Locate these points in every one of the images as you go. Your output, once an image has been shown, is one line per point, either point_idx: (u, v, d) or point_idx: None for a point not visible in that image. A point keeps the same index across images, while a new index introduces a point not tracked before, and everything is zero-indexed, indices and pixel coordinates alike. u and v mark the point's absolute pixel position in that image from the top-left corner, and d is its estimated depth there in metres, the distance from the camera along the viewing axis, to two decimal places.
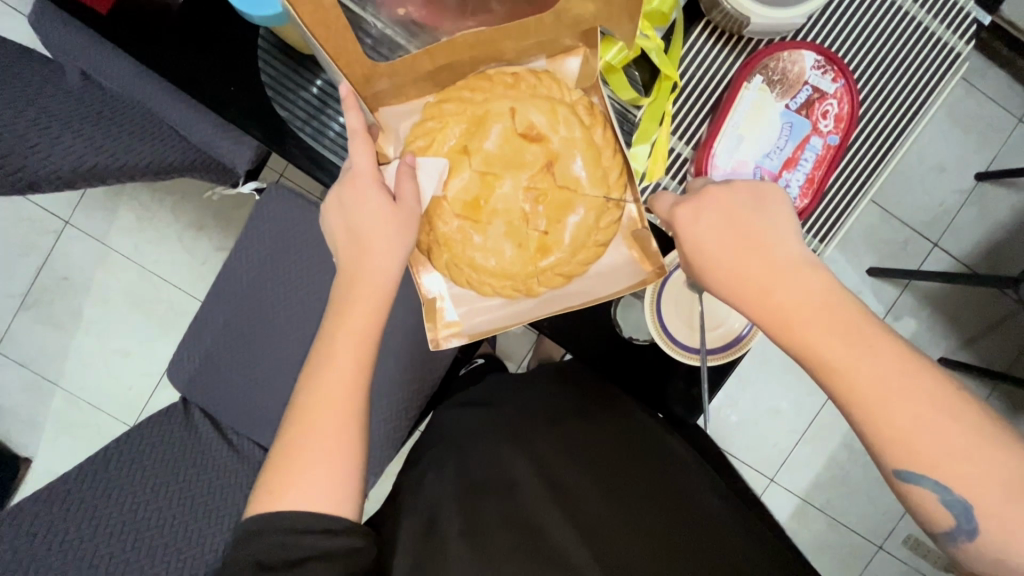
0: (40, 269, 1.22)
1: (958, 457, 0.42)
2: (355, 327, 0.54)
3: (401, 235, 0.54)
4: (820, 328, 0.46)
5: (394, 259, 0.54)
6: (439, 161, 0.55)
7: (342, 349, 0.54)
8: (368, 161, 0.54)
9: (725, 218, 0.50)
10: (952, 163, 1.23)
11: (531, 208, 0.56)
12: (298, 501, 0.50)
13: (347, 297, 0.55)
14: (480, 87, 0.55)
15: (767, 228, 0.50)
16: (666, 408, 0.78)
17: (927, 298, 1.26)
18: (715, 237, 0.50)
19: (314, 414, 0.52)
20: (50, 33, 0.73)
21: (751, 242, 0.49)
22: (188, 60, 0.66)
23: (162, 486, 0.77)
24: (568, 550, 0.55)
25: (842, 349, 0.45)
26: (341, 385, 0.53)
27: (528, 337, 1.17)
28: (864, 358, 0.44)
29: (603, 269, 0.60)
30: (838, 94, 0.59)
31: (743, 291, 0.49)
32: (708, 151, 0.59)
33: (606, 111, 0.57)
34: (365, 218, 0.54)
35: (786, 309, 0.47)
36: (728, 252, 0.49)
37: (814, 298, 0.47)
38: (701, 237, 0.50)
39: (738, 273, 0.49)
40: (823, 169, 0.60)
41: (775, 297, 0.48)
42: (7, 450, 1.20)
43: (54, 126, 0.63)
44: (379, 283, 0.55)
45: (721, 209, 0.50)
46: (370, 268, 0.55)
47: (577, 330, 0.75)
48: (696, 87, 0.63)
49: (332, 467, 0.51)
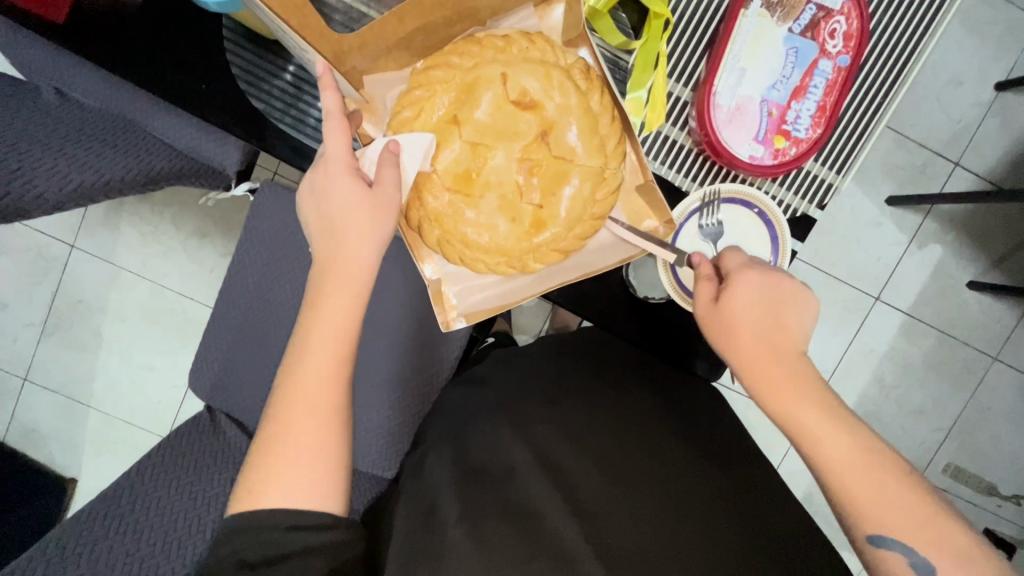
0: (55, 294, 1.23)
1: (915, 529, 0.48)
2: (331, 324, 0.53)
3: (377, 221, 0.52)
4: (809, 409, 0.53)
5: (372, 248, 0.53)
6: (425, 136, 0.52)
7: (318, 344, 0.53)
8: (342, 148, 0.51)
9: (765, 298, 0.55)
10: (969, 75, 1.16)
11: (525, 180, 0.53)
12: (285, 497, 0.49)
13: (321, 290, 0.53)
14: (469, 52, 0.53)
15: (796, 324, 0.56)
16: (689, 366, 0.75)
17: (951, 222, 1.20)
18: (746, 309, 0.55)
19: (298, 410, 0.51)
20: (20, 54, 0.71)
21: (771, 330, 0.55)
22: (157, 60, 0.63)
23: (198, 492, 0.78)
24: (563, 535, 0.56)
25: (817, 422, 0.52)
26: (320, 378, 0.52)
27: (542, 308, 1.15)
28: (838, 443, 0.51)
29: (596, 244, 0.58)
30: (846, 10, 0.55)
31: (764, 360, 0.55)
32: (709, 90, 0.55)
33: (603, 75, 0.53)
34: (340, 207, 0.52)
35: (790, 388, 0.54)
36: (759, 326, 0.55)
37: (815, 390, 0.54)
38: (742, 304, 0.55)
39: (759, 345, 0.55)
40: (835, 94, 0.56)
41: (780, 377, 0.54)
42: (52, 472, 1.23)
43: (34, 149, 0.62)
44: (355, 276, 0.53)
45: (766, 291, 0.55)
46: (347, 259, 0.53)
47: (591, 300, 0.72)
48: (690, 22, 0.59)
49: (317, 457, 0.51)
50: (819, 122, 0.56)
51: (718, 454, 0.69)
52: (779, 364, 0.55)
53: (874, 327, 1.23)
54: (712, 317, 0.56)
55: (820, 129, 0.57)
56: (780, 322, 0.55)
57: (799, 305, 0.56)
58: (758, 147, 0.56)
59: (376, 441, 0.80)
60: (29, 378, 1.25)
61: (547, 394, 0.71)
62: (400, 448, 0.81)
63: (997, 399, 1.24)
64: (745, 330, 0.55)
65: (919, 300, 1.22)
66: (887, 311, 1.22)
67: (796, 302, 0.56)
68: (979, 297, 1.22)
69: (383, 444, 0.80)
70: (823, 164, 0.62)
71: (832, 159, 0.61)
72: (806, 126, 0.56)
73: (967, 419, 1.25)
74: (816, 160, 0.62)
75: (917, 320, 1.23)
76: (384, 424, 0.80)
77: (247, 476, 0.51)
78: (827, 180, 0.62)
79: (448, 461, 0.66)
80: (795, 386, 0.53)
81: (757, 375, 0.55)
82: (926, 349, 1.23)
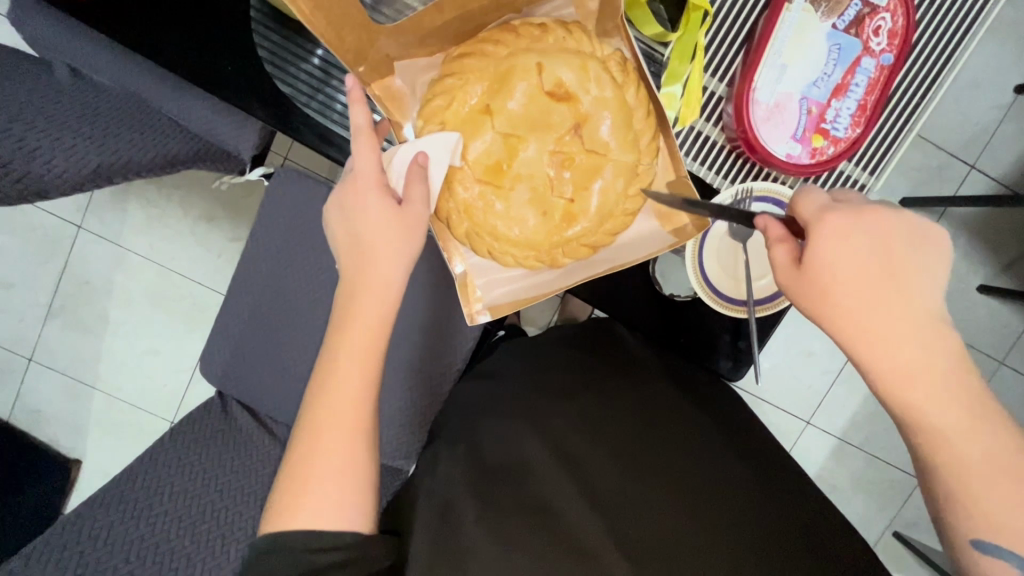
0: (61, 276, 1.22)
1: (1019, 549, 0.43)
2: (357, 343, 0.52)
3: (405, 238, 0.51)
4: (939, 386, 0.44)
5: (400, 263, 0.52)
6: (450, 135, 0.51)
7: (344, 368, 0.51)
8: (372, 164, 0.50)
9: (874, 247, 0.45)
10: (988, 77, 1.15)
11: (557, 173, 0.53)
12: (312, 515, 0.48)
13: (348, 310, 0.52)
14: (504, 40, 0.52)
15: (909, 270, 0.46)
16: (710, 366, 0.77)
17: (964, 225, 1.20)
18: (853, 267, 0.45)
19: (326, 434, 0.50)
20: (29, 28, 0.68)
21: (887, 288, 0.45)
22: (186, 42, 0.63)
23: (211, 479, 0.78)
24: (583, 530, 0.56)
25: (942, 408, 0.44)
26: (347, 401, 0.51)
27: (551, 301, 1.14)
28: (948, 408, 0.44)
29: (629, 239, 0.57)
30: (892, 7, 0.53)
31: (873, 334, 0.45)
32: (748, 85, 0.54)
33: (640, 67, 0.52)
34: (369, 224, 0.51)
35: (909, 364, 0.45)
36: (862, 287, 0.45)
37: (936, 358, 0.45)
38: (840, 264, 0.45)
39: (866, 313, 0.45)
40: (876, 93, 0.55)
41: (898, 352, 0.45)
42: (57, 454, 1.23)
43: (52, 128, 0.59)
44: (382, 295, 0.52)
45: (866, 239, 0.45)
46: (373, 278, 0.52)
47: (614, 296, 0.74)
48: (729, 14, 0.57)
49: (346, 473, 0.50)
50: (859, 121, 0.55)
51: (741, 449, 0.68)
52: (907, 336, 0.45)
53: None
54: (806, 285, 0.46)
55: (859, 129, 0.56)
56: (890, 271, 0.45)
57: (909, 246, 0.46)
58: (796, 145, 0.56)
59: (392, 430, 0.80)
60: (34, 360, 1.24)
61: (562, 388, 0.71)
62: (412, 439, 0.80)
63: (1001, 403, 1.24)
64: (856, 300, 0.45)
65: None
66: None
67: (914, 247, 0.46)
68: (989, 300, 1.21)
69: (397, 435, 0.80)
70: (858, 165, 0.61)
71: (867, 160, 0.61)
72: (846, 125, 0.55)
73: None
74: (850, 160, 0.61)
75: None
76: (398, 412, 0.80)
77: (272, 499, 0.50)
78: (860, 181, 0.61)
79: (464, 456, 0.65)
80: (915, 359, 0.44)
81: (872, 356, 0.45)
82: None
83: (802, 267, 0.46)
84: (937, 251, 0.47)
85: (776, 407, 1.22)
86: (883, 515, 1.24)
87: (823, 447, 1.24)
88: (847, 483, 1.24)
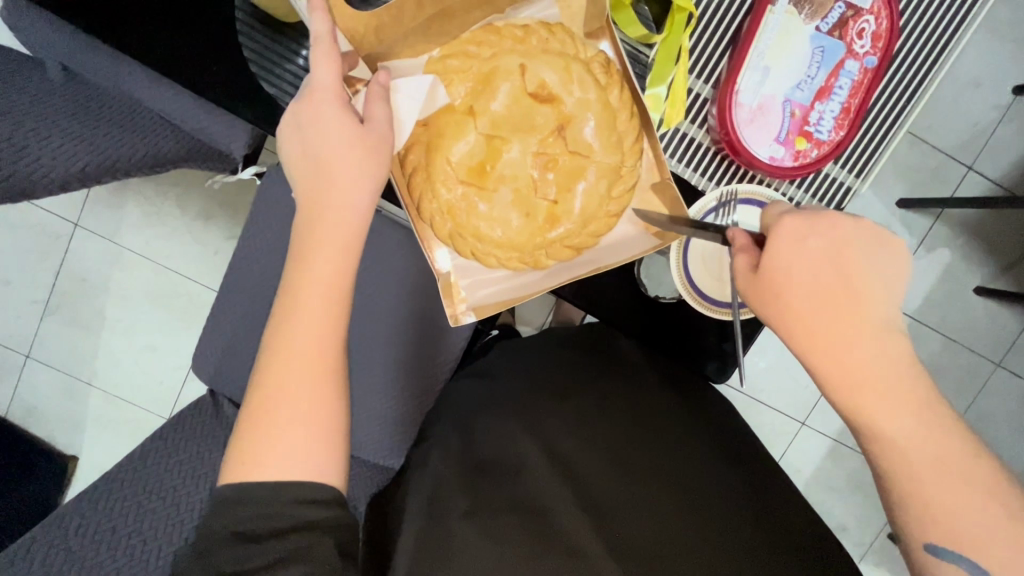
0: (58, 273, 1.22)
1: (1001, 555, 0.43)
2: (322, 282, 0.49)
3: (367, 164, 0.49)
4: (895, 397, 0.45)
5: (365, 187, 0.49)
6: (424, 79, 0.51)
7: (307, 303, 0.49)
8: (332, 79, 0.48)
9: (828, 254, 0.47)
10: (986, 78, 1.14)
11: (540, 175, 0.53)
12: (276, 472, 0.47)
13: (308, 242, 0.50)
14: (487, 41, 0.52)
15: (868, 280, 0.47)
16: (698, 367, 0.77)
17: (962, 226, 1.19)
18: (809, 272, 0.47)
19: (286, 372, 0.49)
20: (24, 28, 0.68)
21: (843, 295, 0.47)
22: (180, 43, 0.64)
23: (202, 475, 0.78)
24: (572, 531, 0.56)
25: (901, 419, 0.45)
26: (309, 340, 0.49)
27: (546, 301, 1.14)
28: (900, 416, 0.45)
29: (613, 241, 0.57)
30: (876, 9, 0.53)
31: (828, 339, 0.47)
32: (731, 87, 0.54)
33: (623, 69, 0.52)
34: (329, 141, 0.48)
35: (862, 372, 0.46)
36: (817, 291, 0.47)
37: (891, 370, 0.46)
38: (796, 267, 0.47)
39: (821, 317, 0.47)
40: (860, 96, 0.55)
41: (853, 358, 0.46)
42: (54, 450, 1.24)
43: (40, 126, 0.59)
44: (344, 222, 0.50)
45: (824, 244, 0.48)
46: (334, 204, 0.49)
47: (604, 294, 0.74)
48: (714, 15, 0.57)
49: (311, 427, 0.48)
50: (842, 124, 0.55)
51: (729, 454, 0.69)
52: (864, 345, 0.46)
53: None
54: (762, 289, 0.48)
55: (842, 132, 0.56)
56: (848, 278, 0.47)
57: (866, 257, 0.48)
58: (779, 147, 0.55)
59: (380, 428, 0.79)
60: (31, 355, 1.25)
61: (556, 388, 0.71)
62: (404, 438, 0.80)
63: (998, 405, 1.24)
64: (808, 303, 0.47)
65: (925, 303, 1.21)
66: None
67: (874, 257, 0.48)
68: (986, 302, 1.21)
69: (380, 432, 0.79)
70: (843, 168, 0.61)
71: (852, 162, 0.60)
72: (829, 128, 0.55)
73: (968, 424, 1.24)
74: (836, 163, 0.61)
75: (921, 324, 1.22)
76: (388, 411, 0.80)
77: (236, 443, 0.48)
78: (845, 184, 0.61)
79: (456, 456, 0.65)
80: (870, 369, 0.46)
81: (827, 364, 0.47)
82: (930, 353, 1.23)
83: (760, 271, 0.48)
84: (898, 263, 0.48)
85: (772, 408, 1.22)
86: (878, 517, 1.24)
87: (818, 448, 1.23)
88: (841, 484, 1.24)
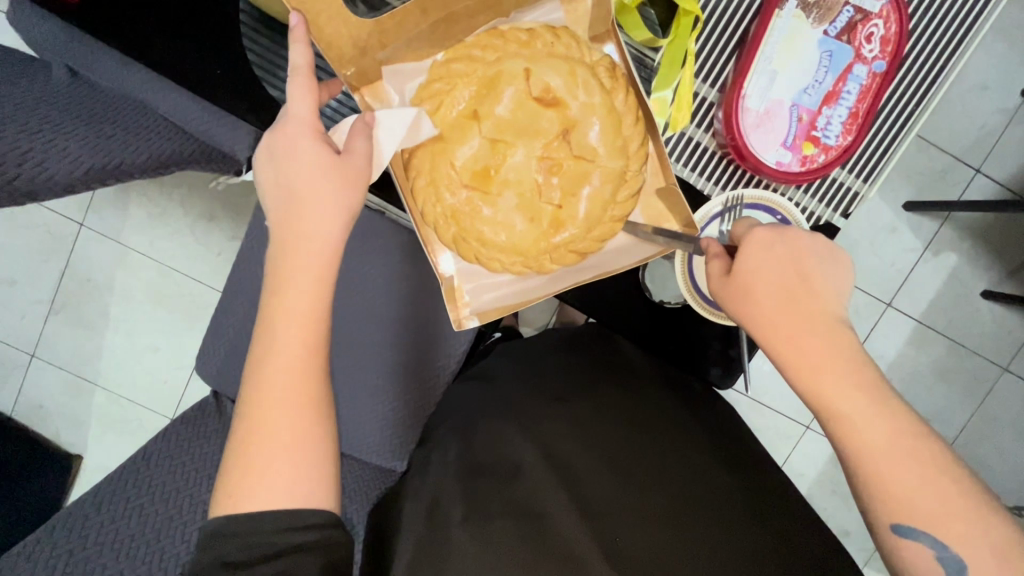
0: (63, 273, 1.23)
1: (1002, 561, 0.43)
2: (297, 313, 0.49)
3: (341, 189, 0.48)
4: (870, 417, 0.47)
5: (336, 220, 0.49)
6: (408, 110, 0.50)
7: (283, 336, 0.48)
8: (308, 109, 0.48)
9: (789, 264, 0.50)
10: (995, 80, 1.13)
11: (545, 179, 0.53)
12: (264, 501, 0.46)
13: (282, 275, 0.49)
14: (492, 45, 0.52)
15: (825, 294, 0.50)
16: (701, 372, 0.76)
17: (969, 229, 1.18)
18: (773, 282, 0.50)
19: (269, 407, 0.48)
20: (26, 28, 0.66)
21: (803, 309, 0.49)
22: (188, 48, 0.66)
23: (204, 477, 0.79)
24: (575, 537, 0.56)
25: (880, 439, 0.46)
26: (292, 373, 0.48)
27: (549, 303, 1.14)
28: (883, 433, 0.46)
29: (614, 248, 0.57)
30: (885, 13, 0.53)
31: (791, 352, 0.49)
32: (738, 92, 0.54)
33: (629, 74, 0.52)
34: (301, 172, 0.48)
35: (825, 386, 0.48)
36: (781, 302, 0.49)
37: (855, 387, 0.47)
38: (761, 278, 0.50)
39: (785, 329, 0.49)
40: (869, 100, 0.54)
41: (818, 375, 0.48)
42: (59, 449, 1.24)
43: (45, 129, 0.58)
44: (314, 251, 0.49)
45: (786, 257, 0.50)
46: (306, 233, 0.49)
47: (607, 297, 0.72)
48: (721, 18, 0.57)
49: (298, 449, 0.48)
50: (851, 129, 0.55)
51: (731, 458, 0.68)
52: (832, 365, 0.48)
53: (884, 333, 1.21)
54: (734, 291, 0.50)
55: (850, 136, 0.55)
56: (806, 292, 0.50)
57: (823, 272, 0.51)
58: (786, 153, 0.55)
59: (382, 430, 0.79)
60: (36, 355, 1.25)
61: (556, 392, 0.71)
62: (407, 439, 0.80)
63: (1005, 410, 1.23)
64: (772, 313, 0.49)
65: (931, 307, 1.20)
66: (897, 317, 1.21)
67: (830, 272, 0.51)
68: (993, 306, 1.20)
69: (383, 434, 0.79)
70: (851, 172, 0.60)
71: (860, 167, 0.60)
72: (837, 133, 0.55)
73: (975, 428, 1.23)
74: (843, 168, 0.60)
75: (927, 328, 1.21)
76: (388, 415, 0.79)
77: (223, 475, 0.48)
78: (854, 189, 0.60)
79: (456, 456, 0.65)
80: (835, 385, 0.47)
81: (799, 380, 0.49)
82: (936, 357, 1.22)
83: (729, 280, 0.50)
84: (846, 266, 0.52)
85: (776, 411, 1.21)
86: None
87: (822, 452, 1.23)
88: (846, 488, 1.23)
